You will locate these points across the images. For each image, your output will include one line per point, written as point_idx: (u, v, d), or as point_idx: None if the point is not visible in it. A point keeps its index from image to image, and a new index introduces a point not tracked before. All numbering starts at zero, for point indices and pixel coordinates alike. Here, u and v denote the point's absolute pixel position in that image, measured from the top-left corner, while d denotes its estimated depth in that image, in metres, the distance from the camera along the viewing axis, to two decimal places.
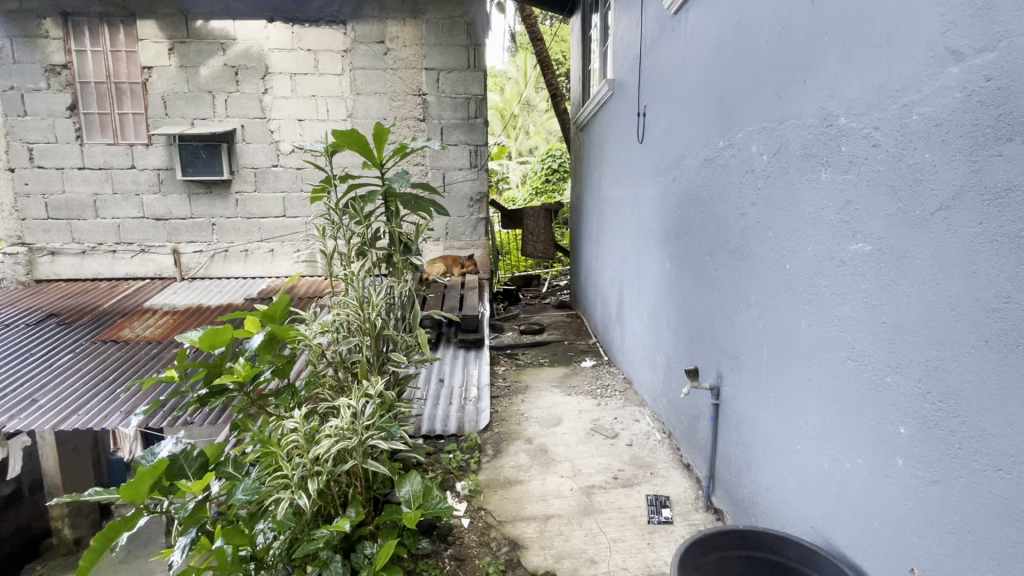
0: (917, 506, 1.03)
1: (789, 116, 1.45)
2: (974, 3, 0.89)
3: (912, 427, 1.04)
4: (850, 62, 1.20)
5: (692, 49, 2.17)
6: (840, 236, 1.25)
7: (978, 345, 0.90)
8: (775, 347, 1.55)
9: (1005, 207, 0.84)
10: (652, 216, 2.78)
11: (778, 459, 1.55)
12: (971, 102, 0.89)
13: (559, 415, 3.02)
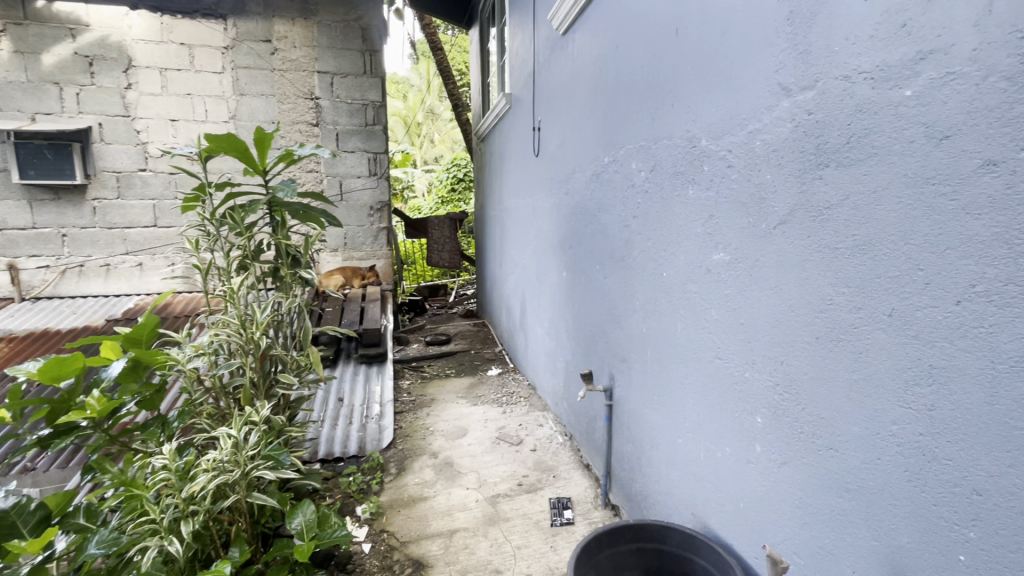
0: (773, 487, 1.16)
1: (662, 137, 1.58)
2: (797, 48, 1.03)
3: (765, 416, 1.17)
4: (707, 92, 1.34)
5: (579, 69, 2.30)
6: (705, 247, 1.38)
7: (811, 341, 1.03)
8: (657, 349, 1.68)
9: (826, 222, 0.98)
10: (549, 227, 2.89)
11: (664, 454, 1.67)
12: (798, 132, 1.04)
13: (465, 426, 3.01)
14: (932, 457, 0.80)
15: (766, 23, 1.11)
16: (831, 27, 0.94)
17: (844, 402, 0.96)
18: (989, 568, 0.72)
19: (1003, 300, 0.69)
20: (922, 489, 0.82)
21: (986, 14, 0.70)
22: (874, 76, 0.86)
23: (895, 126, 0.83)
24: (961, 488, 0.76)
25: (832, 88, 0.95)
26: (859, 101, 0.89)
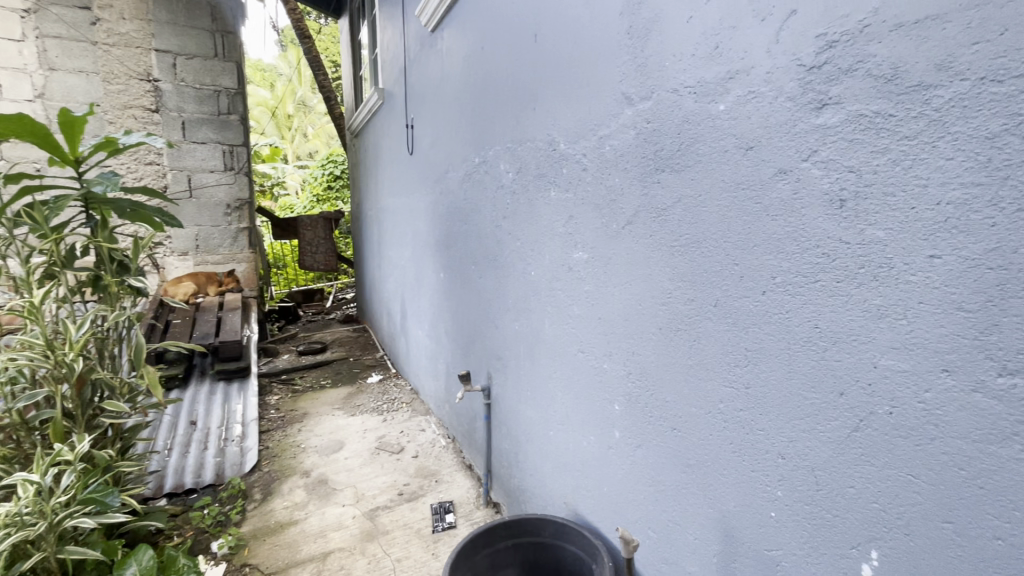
0: (630, 469, 1.24)
1: (526, 139, 1.62)
2: (636, 61, 1.11)
3: (622, 403, 1.26)
4: (564, 98, 1.40)
5: (448, 68, 2.28)
6: (567, 246, 1.44)
7: (656, 332, 1.12)
8: (529, 346, 1.72)
9: (664, 223, 1.07)
10: (425, 227, 2.83)
11: (538, 448, 1.72)
12: (640, 139, 1.12)
13: (341, 439, 2.83)
14: (749, 429, 0.91)
15: (611, 36, 1.18)
16: (662, 44, 1.03)
17: (682, 386, 1.06)
18: (792, 521, 0.84)
19: (794, 289, 0.81)
20: (743, 458, 0.93)
21: (775, 42, 0.80)
22: (697, 90, 0.96)
23: (713, 137, 0.93)
24: (771, 454, 0.87)
25: (665, 99, 1.04)
26: (686, 112, 0.99)
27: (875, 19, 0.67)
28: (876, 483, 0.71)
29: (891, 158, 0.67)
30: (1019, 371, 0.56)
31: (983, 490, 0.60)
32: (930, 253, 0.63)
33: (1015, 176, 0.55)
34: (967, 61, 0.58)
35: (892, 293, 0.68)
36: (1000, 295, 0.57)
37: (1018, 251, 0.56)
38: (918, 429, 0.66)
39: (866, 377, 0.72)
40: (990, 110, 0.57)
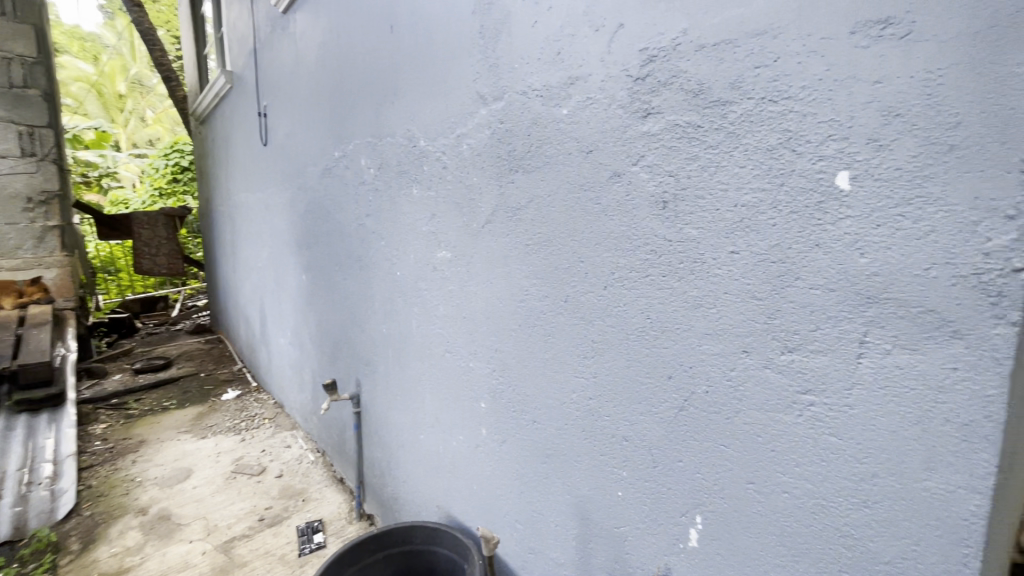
0: (498, 465, 1.26)
1: (386, 134, 1.55)
2: (489, 61, 1.12)
3: (488, 401, 1.27)
4: (421, 93, 1.36)
5: (302, 54, 2.11)
6: (430, 245, 1.41)
7: (516, 329, 1.15)
8: (397, 349, 1.66)
9: (520, 222, 1.09)
10: (284, 226, 2.60)
11: (410, 454, 1.67)
12: (494, 139, 1.13)
13: (189, 466, 2.49)
14: (598, 416, 0.97)
15: (464, 34, 1.18)
16: (511, 46, 1.05)
17: (540, 380, 1.10)
18: (636, 497, 0.91)
19: (630, 283, 0.87)
20: (594, 445, 0.99)
21: (607, 52, 0.86)
22: (543, 94, 0.99)
23: (560, 139, 0.97)
24: (616, 438, 0.94)
25: (516, 101, 1.06)
26: (535, 114, 1.02)
27: (685, 38, 0.75)
28: (698, 455, 0.80)
29: (700, 164, 0.75)
30: (796, 348, 0.66)
31: (774, 452, 0.70)
32: (731, 249, 0.72)
33: (788, 183, 0.65)
34: (752, 82, 0.67)
35: (704, 285, 0.76)
36: (781, 284, 0.67)
37: (792, 247, 0.65)
38: (727, 404, 0.75)
39: (687, 361, 0.80)
40: (769, 125, 0.66)
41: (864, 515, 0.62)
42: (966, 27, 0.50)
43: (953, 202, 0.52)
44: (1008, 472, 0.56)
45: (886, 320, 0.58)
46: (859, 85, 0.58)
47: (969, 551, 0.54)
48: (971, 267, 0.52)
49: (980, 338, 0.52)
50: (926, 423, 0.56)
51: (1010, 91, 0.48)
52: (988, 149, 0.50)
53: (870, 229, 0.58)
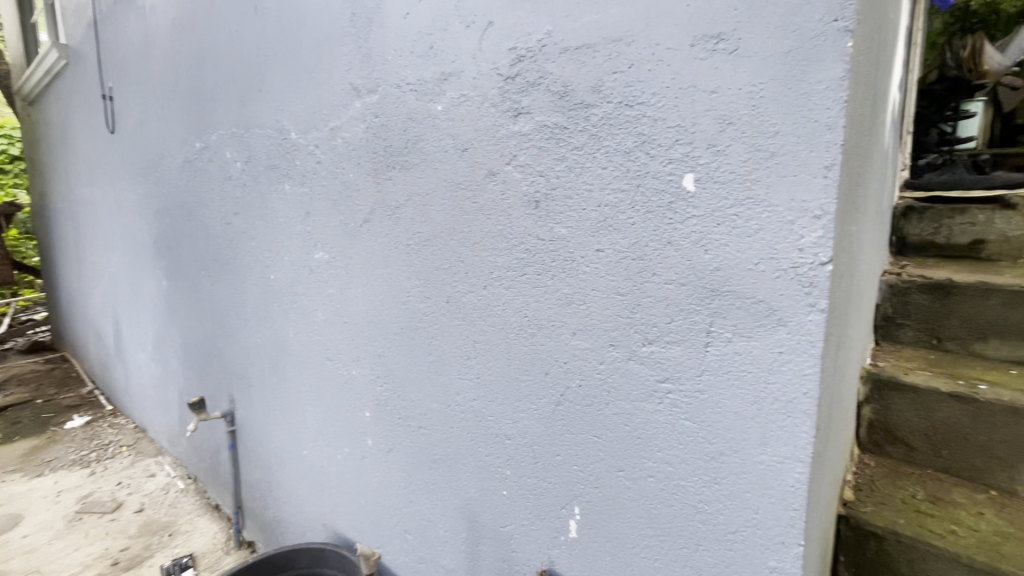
0: (385, 475, 1.21)
1: (253, 125, 1.42)
2: (361, 51, 1.06)
3: (372, 409, 1.21)
4: (290, 81, 1.26)
5: (153, 31, 1.86)
6: (306, 246, 1.31)
7: (398, 332, 1.10)
8: (273, 359, 1.53)
9: (399, 220, 1.05)
10: (138, 225, 2.28)
11: (293, 472, 1.54)
12: (369, 133, 1.08)
13: (17, 511, 2.09)
14: (482, 417, 0.96)
15: (334, 21, 1.11)
16: (383, 36, 1.00)
17: (425, 383, 1.06)
18: (520, 495, 0.92)
19: (508, 282, 0.87)
20: (479, 445, 0.98)
21: (478, 49, 0.85)
22: (417, 88, 0.96)
23: (435, 136, 0.95)
24: (499, 436, 0.94)
25: (390, 94, 1.02)
26: (410, 109, 0.98)
27: (550, 40, 0.76)
28: (575, 448, 0.82)
29: (568, 165, 0.77)
30: (655, 340, 0.70)
31: (639, 439, 0.74)
32: (597, 247, 0.75)
33: (643, 184, 0.69)
34: (610, 86, 0.70)
35: (574, 282, 0.78)
36: (641, 280, 0.71)
37: (648, 244, 0.69)
38: (598, 396, 0.78)
39: (562, 356, 0.82)
40: (626, 129, 0.69)
41: (714, 491, 0.67)
42: (780, 47, 0.56)
43: (775, 203, 0.58)
44: (823, 440, 0.64)
45: (726, 310, 0.63)
46: (698, 94, 0.62)
47: (795, 514, 0.61)
48: (790, 261, 0.58)
49: (799, 324, 0.58)
50: (760, 402, 0.62)
51: (814, 106, 0.54)
52: (799, 156, 0.56)
53: (711, 228, 0.63)
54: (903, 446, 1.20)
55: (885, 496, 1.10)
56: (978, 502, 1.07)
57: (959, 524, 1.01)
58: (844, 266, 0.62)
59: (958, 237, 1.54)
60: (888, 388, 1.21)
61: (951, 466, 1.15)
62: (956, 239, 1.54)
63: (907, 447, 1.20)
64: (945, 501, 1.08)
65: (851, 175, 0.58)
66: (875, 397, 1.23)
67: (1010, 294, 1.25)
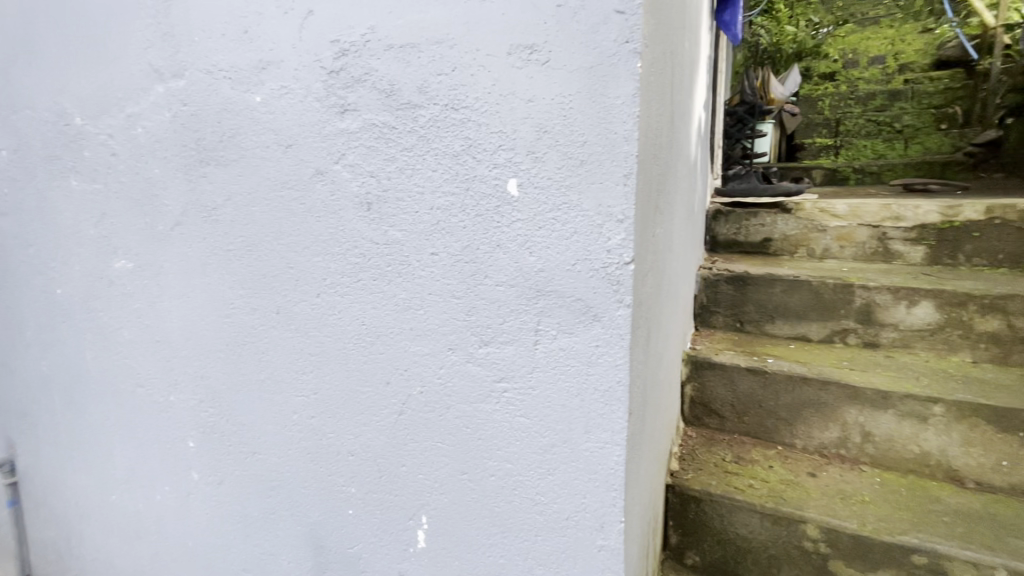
0: (215, 511, 1.06)
1: (21, 105, 1.15)
2: (161, 28, 0.92)
3: (196, 438, 1.05)
4: (70, 55, 1.04)
5: None
6: (102, 253, 1.10)
7: (223, 349, 0.98)
8: (65, 390, 1.26)
9: (217, 224, 0.93)
10: None
11: (98, 523, 1.29)
12: (177, 124, 0.94)
13: None
14: (322, 434, 0.90)
15: None
16: (187, 13, 0.88)
17: (256, 404, 0.96)
18: (367, 511, 0.88)
19: (343, 289, 0.82)
20: (321, 466, 0.91)
21: (299, 38, 0.79)
22: (231, 76, 0.86)
23: (255, 130, 0.86)
24: (342, 453, 0.88)
25: (200, 80, 0.89)
26: (224, 99, 0.88)
27: (373, 36, 0.73)
28: (420, 456, 0.81)
29: (398, 166, 0.74)
30: (490, 341, 0.71)
31: (480, 440, 0.75)
32: (431, 251, 0.74)
33: (472, 188, 0.69)
34: (436, 88, 0.70)
35: (410, 287, 0.76)
36: (474, 282, 0.71)
37: (479, 247, 0.70)
38: (439, 402, 0.77)
39: (403, 364, 0.79)
40: (453, 132, 0.69)
41: (548, 481, 0.70)
42: (584, 62, 0.60)
43: (586, 208, 0.62)
44: (637, 423, 0.70)
45: (551, 309, 0.66)
46: (516, 101, 0.65)
47: (616, 494, 0.66)
48: (601, 261, 0.63)
49: (612, 319, 0.63)
50: (582, 393, 0.66)
51: (613, 119, 0.59)
52: (604, 165, 0.61)
53: (534, 231, 0.66)
54: (716, 417, 1.40)
55: (702, 462, 1.27)
56: (769, 457, 1.28)
57: (756, 478, 1.20)
58: (648, 264, 0.68)
59: (753, 236, 1.84)
60: (703, 367, 1.40)
61: (751, 430, 1.36)
62: (752, 237, 1.84)
63: (719, 417, 1.39)
64: (746, 459, 1.27)
65: (648, 183, 0.65)
66: (694, 376, 1.41)
67: (788, 282, 1.52)
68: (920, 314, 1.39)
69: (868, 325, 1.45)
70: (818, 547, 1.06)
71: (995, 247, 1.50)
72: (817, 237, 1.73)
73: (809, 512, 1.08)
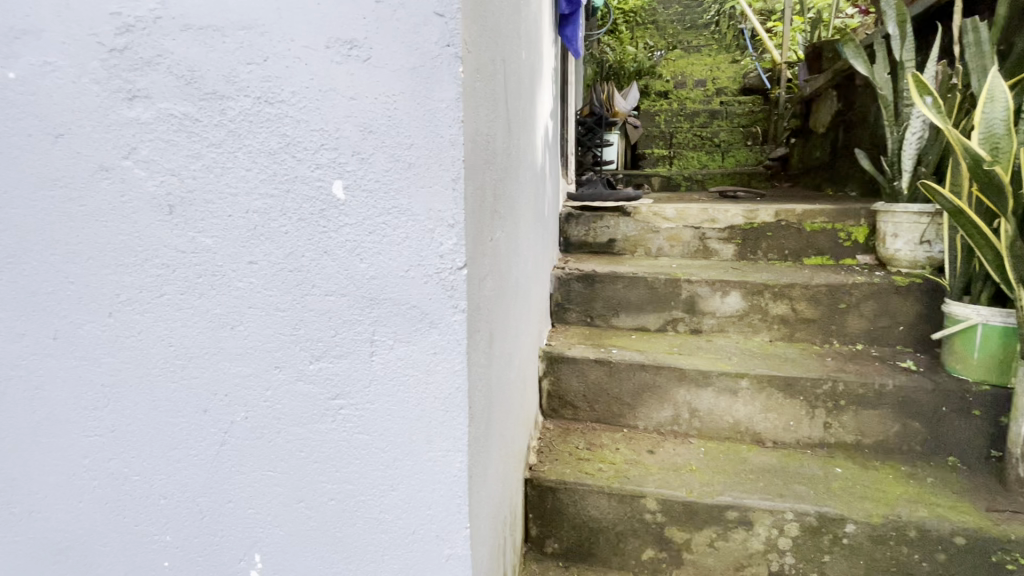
0: None
1: None
2: None
3: None
4: None
5: None
6: None
7: None
8: None
9: None
10: None
11: None
12: None
13: None
14: (124, 478, 0.76)
15: None
16: None
17: (29, 453, 0.78)
18: (186, 560, 0.76)
19: (142, 305, 0.70)
20: (124, 516, 0.77)
21: (66, 6, 0.65)
22: None
23: (9, 114, 0.69)
24: (151, 497, 0.75)
25: None
26: None
27: (165, 12, 0.63)
28: (248, 488, 0.72)
29: (204, 163, 0.65)
30: (322, 356, 0.66)
31: (317, 463, 0.69)
32: (249, 260, 0.66)
33: (293, 190, 0.63)
34: (245, 78, 0.62)
35: (227, 301, 0.68)
36: (301, 293, 0.66)
37: (305, 255, 0.65)
38: (269, 426, 0.70)
39: (223, 388, 0.70)
40: (268, 128, 0.63)
41: (392, 498, 0.67)
42: (406, 62, 0.58)
43: (416, 213, 0.60)
44: (481, 426, 0.71)
45: (385, 318, 0.64)
46: (338, 99, 0.60)
47: (461, 501, 0.66)
48: (434, 267, 0.61)
49: (447, 326, 0.62)
50: (422, 403, 0.64)
51: (439, 122, 0.58)
52: (431, 169, 0.59)
53: (363, 237, 0.62)
54: (571, 407, 1.49)
55: (558, 452, 1.34)
56: (616, 441, 1.40)
57: (604, 461, 1.30)
58: (484, 269, 0.69)
59: (600, 237, 2.00)
60: (558, 362, 1.48)
61: (601, 416, 1.48)
62: (599, 238, 2.00)
63: (573, 407, 1.49)
64: (597, 445, 1.37)
65: (479, 188, 0.65)
66: (550, 371, 1.48)
67: (628, 279, 1.68)
68: (731, 302, 1.62)
69: (693, 313, 1.66)
70: (656, 517, 1.18)
71: (782, 243, 1.82)
72: (652, 238, 1.95)
73: (647, 487, 1.19)
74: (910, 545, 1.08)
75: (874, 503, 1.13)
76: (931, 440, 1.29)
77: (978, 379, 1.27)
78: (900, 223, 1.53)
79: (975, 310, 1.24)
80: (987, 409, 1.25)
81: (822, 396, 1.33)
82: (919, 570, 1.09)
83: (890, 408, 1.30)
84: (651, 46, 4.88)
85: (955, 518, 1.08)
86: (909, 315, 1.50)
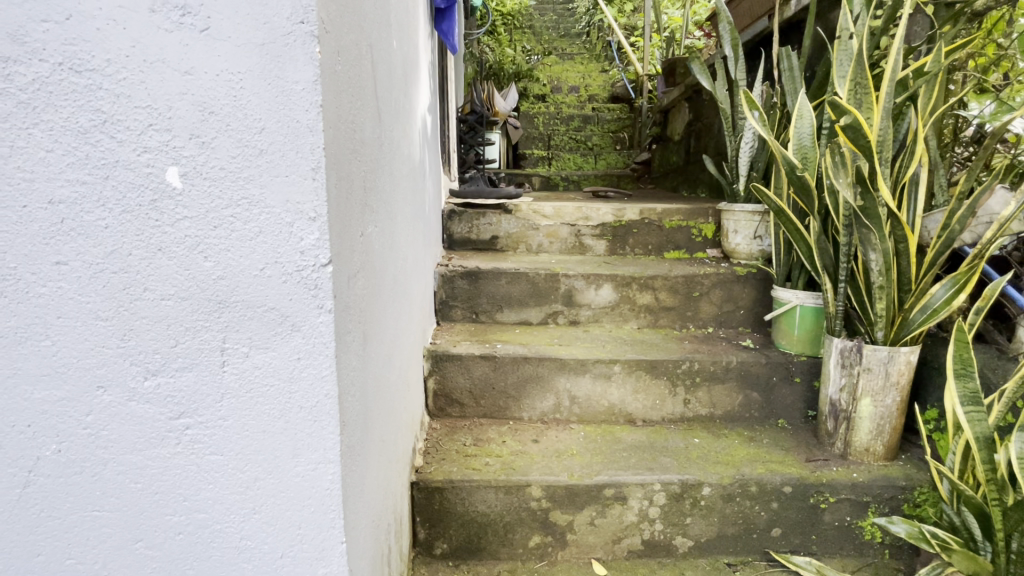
0: None
1: None
2: None
3: None
4: None
5: None
6: None
7: None
8: None
9: None
10: None
11: None
12: None
13: None
14: None
15: None
16: None
17: None
18: None
19: None
20: None
21: None
22: None
23: None
24: None
25: None
26: None
27: None
28: (64, 536, 0.60)
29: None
30: (160, 371, 0.57)
31: (158, 494, 0.60)
32: (56, 260, 0.55)
33: (113, 176, 0.53)
34: (40, 38, 0.51)
35: (26, 312, 0.56)
36: (128, 298, 0.56)
37: (132, 253, 0.55)
38: (91, 458, 0.58)
39: (23, 418, 0.57)
40: (75, 102, 0.52)
41: (253, 522, 0.61)
42: (254, 37, 0.52)
43: (271, 204, 0.54)
44: (355, 432, 0.67)
45: (238, 324, 0.57)
46: (168, 72, 0.52)
47: (335, 515, 0.61)
48: (294, 264, 0.55)
49: (312, 329, 0.57)
50: (286, 414, 0.59)
51: (294, 106, 0.53)
52: (286, 157, 0.54)
53: (207, 232, 0.55)
54: (457, 405, 1.49)
55: (445, 451, 1.32)
56: (502, 433, 1.42)
57: (491, 455, 1.31)
58: (354, 265, 0.65)
59: (484, 234, 2.02)
60: (443, 360, 1.46)
61: (487, 411, 1.50)
62: (482, 235, 2.02)
63: (460, 405, 1.49)
64: (483, 440, 1.38)
65: (343, 179, 0.61)
66: (435, 370, 1.46)
67: (511, 275, 1.71)
68: (604, 294, 1.73)
69: (570, 306, 1.74)
70: (540, 504, 1.23)
71: (647, 239, 1.99)
72: (533, 235, 2.01)
73: (533, 476, 1.23)
74: (753, 498, 1.25)
75: (725, 466, 1.29)
76: (766, 406, 1.51)
77: (799, 352, 1.51)
78: (739, 221, 1.76)
79: (795, 294, 1.47)
80: (806, 376, 1.49)
81: (682, 375, 1.48)
82: (759, 518, 1.26)
83: (734, 381, 1.49)
84: (529, 50, 5.06)
85: (785, 471, 1.27)
86: (747, 299, 1.73)
